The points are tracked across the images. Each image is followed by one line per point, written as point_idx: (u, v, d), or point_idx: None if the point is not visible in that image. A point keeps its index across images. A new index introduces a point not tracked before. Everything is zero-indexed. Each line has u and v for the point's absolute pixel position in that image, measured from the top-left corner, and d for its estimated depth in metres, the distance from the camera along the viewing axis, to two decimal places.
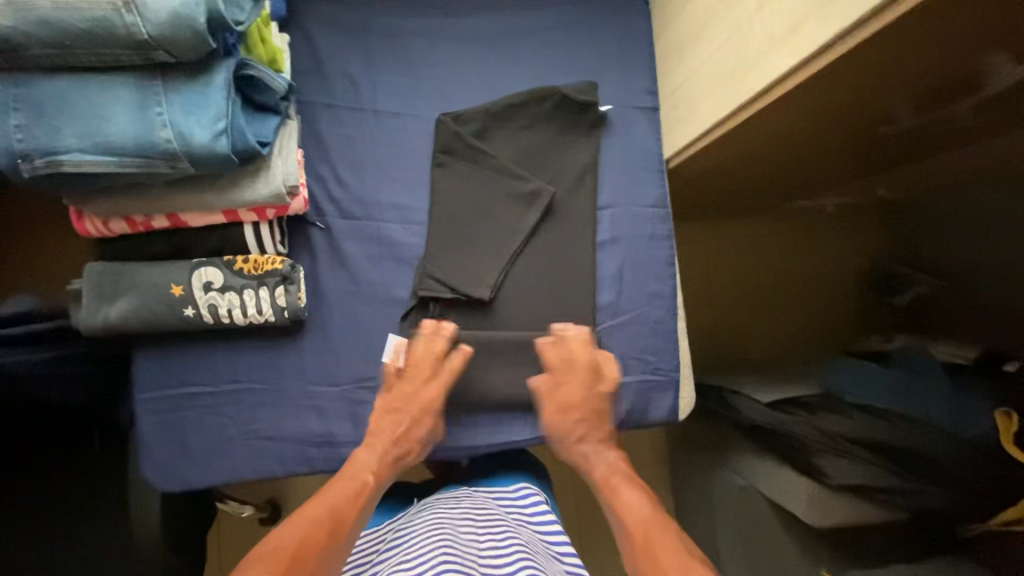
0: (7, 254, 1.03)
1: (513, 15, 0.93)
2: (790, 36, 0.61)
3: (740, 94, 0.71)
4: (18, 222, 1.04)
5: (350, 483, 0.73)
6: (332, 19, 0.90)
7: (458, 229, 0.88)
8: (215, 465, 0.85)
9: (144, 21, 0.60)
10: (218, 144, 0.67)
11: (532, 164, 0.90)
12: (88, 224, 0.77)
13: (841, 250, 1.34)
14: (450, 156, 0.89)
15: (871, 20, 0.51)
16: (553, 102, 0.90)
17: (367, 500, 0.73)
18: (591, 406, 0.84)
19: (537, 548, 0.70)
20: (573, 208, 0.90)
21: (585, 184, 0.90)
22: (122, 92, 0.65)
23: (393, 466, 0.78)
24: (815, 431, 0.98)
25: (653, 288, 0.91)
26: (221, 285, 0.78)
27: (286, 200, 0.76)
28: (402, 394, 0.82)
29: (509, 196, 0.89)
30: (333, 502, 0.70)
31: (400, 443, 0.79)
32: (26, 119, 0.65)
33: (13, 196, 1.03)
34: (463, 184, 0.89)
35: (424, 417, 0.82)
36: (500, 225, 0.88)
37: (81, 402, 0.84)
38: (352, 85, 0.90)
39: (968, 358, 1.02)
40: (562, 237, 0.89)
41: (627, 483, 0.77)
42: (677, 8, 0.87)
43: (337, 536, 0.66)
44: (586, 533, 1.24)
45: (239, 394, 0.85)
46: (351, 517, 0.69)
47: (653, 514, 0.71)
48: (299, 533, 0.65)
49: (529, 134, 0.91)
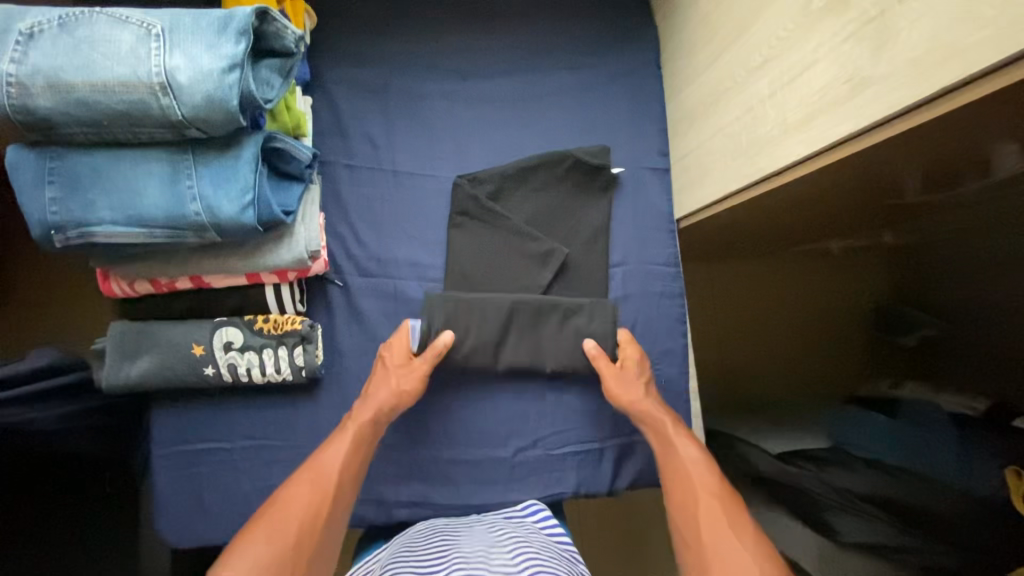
0: (42, 309, 1.05)
1: (529, 77, 0.96)
2: (802, 126, 0.63)
3: (753, 172, 0.73)
4: (52, 276, 1.06)
5: (346, 438, 0.76)
6: (353, 82, 0.93)
7: (474, 285, 0.90)
8: (229, 521, 0.85)
9: (179, 104, 0.62)
10: (245, 217, 0.68)
11: (545, 225, 0.92)
12: (114, 284, 0.78)
13: (855, 276, 0.90)
14: (465, 217, 0.91)
15: (906, 115, 0.50)
16: (566, 164, 0.92)
17: (360, 453, 0.76)
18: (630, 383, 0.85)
19: (553, 555, 0.71)
20: (586, 266, 0.92)
21: (599, 242, 0.92)
22: (154, 166, 0.67)
23: (389, 410, 0.80)
24: (826, 488, 1.06)
25: (664, 346, 0.93)
26: (242, 344, 0.80)
27: (308, 263, 0.78)
28: (388, 356, 0.84)
29: (523, 255, 0.90)
30: (336, 460, 0.73)
31: (380, 402, 0.80)
32: (61, 192, 0.67)
33: (49, 254, 1.06)
34: (478, 242, 0.91)
35: (401, 367, 0.83)
36: (514, 282, 0.90)
37: (83, 453, 0.84)
38: (372, 145, 0.92)
39: (975, 410, 0.78)
40: (576, 295, 0.91)
41: (682, 436, 0.80)
42: (688, 77, 0.89)
43: (340, 502, 0.70)
44: (597, 566, 1.19)
45: (255, 451, 0.86)
46: (348, 476, 0.72)
47: (704, 472, 0.74)
48: (283, 500, 0.67)
49: (543, 195, 0.92)
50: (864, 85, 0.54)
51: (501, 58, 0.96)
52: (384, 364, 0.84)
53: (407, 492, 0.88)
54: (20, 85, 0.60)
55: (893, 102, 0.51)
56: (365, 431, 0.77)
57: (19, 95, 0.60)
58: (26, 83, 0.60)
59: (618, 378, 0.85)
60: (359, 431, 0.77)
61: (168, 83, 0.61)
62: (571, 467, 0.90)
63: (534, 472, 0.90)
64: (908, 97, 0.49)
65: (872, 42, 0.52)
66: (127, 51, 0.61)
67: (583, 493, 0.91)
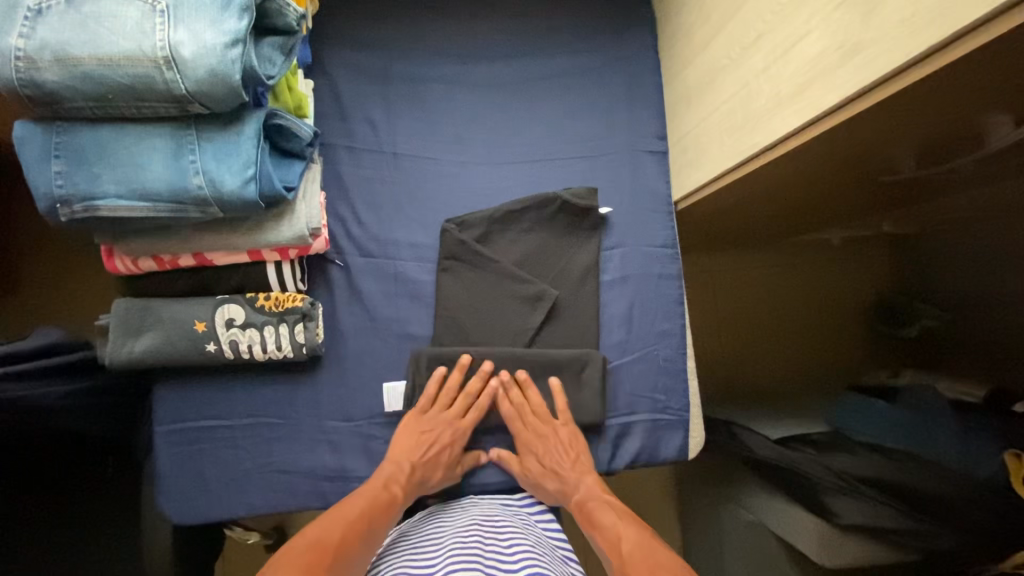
0: (56, 294, 1.07)
1: (528, 61, 0.97)
2: (795, 98, 0.64)
3: (748, 147, 0.74)
4: (63, 261, 1.07)
5: (380, 494, 0.77)
6: (356, 66, 0.94)
7: (465, 331, 0.90)
8: (229, 497, 0.86)
9: (182, 77, 0.63)
10: (247, 190, 0.70)
11: (534, 267, 0.92)
12: (118, 261, 0.79)
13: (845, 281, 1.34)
14: (453, 261, 0.90)
15: (894, 78, 0.51)
16: (553, 207, 0.92)
17: (390, 514, 0.76)
18: (548, 444, 0.86)
19: (546, 552, 0.71)
20: (575, 303, 0.91)
21: (589, 281, 0.92)
22: (158, 142, 0.69)
23: (419, 483, 0.81)
24: (824, 469, 0.97)
25: (663, 327, 0.93)
26: (243, 321, 0.81)
27: (309, 240, 0.79)
28: (443, 436, 0.84)
29: (513, 298, 0.90)
30: (378, 519, 0.74)
31: (421, 476, 0.81)
32: (67, 165, 0.68)
33: (60, 240, 1.07)
34: (465, 286, 0.90)
35: (454, 451, 0.85)
36: (503, 326, 0.90)
37: (82, 428, 0.84)
38: (373, 128, 0.93)
39: (976, 397, 1.00)
40: (566, 335, 0.91)
41: (604, 506, 0.80)
42: (686, 59, 0.90)
43: (368, 543, 0.70)
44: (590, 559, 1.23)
45: (255, 428, 0.87)
46: (378, 528, 0.73)
47: (627, 529, 0.75)
48: (319, 528, 0.69)
49: (530, 237, 0.93)
50: (854, 52, 0.54)
51: (501, 43, 0.97)
52: (444, 450, 0.84)
53: None
54: (29, 59, 0.61)
55: (880, 67, 0.51)
56: (400, 506, 0.79)
57: (27, 68, 0.62)
58: (34, 58, 0.61)
59: (525, 443, 0.86)
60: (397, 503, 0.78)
61: (172, 57, 0.62)
62: None
63: None
64: (896, 60, 0.50)
65: (862, 8, 0.53)
66: (133, 26, 0.63)
67: None
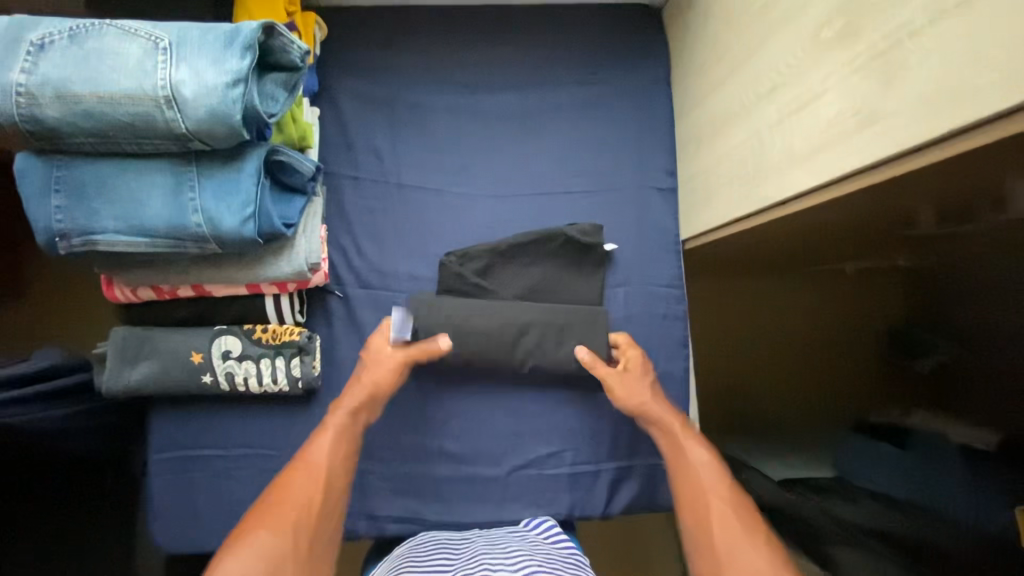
0: (56, 318, 1.08)
1: (536, 90, 0.96)
2: (809, 157, 0.61)
3: (758, 199, 0.71)
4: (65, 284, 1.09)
5: (334, 420, 0.76)
6: (362, 94, 0.93)
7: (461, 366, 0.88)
8: (221, 528, 0.85)
9: (183, 117, 0.62)
10: (245, 229, 0.69)
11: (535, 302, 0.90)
12: (117, 291, 0.80)
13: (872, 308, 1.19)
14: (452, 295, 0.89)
15: (914, 153, 0.48)
16: (556, 242, 0.90)
17: (351, 437, 0.76)
18: (634, 375, 0.84)
19: (558, 564, 0.69)
20: None
21: None
22: (157, 177, 0.68)
23: (372, 396, 0.80)
24: (827, 518, 0.94)
25: (665, 369, 0.92)
26: (239, 353, 0.80)
27: (308, 276, 0.78)
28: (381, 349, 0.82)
29: None
30: (328, 452, 0.73)
31: (368, 388, 0.80)
32: (66, 200, 0.68)
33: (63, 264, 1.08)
34: None
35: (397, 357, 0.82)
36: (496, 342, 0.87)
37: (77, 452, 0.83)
38: (378, 158, 0.92)
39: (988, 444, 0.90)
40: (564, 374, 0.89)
41: (688, 440, 0.79)
42: (698, 96, 0.88)
43: (333, 483, 0.71)
44: None
45: (250, 459, 0.86)
46: (339, 467, 0.73)
47: (713, 474, 0.74)
48: (286, 481, 0.68)
49: (534, 270, 0.90)
50: (871, 121, 0.52)
51: (507, 72, 0.96)
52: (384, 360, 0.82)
53: (400, 509, 0.87)
54: (30, 95, 0.61)
55: (899, 141, 0.49)
56: (354, 423, 0.77)
57: (28, 105, 0.61)
58: (35, 94, 0.61)
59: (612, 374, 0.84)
60: (344, 421, 0.76)
61: (173, 97, 0.62)
62: (565, 489, 0.89)
63: (529, 492, 0.89)
64: (915, 137, 0.47)
65: (881, 77, 0.50)
66: (134, 64, 0.62)
67: (575, 517, 0.89)
